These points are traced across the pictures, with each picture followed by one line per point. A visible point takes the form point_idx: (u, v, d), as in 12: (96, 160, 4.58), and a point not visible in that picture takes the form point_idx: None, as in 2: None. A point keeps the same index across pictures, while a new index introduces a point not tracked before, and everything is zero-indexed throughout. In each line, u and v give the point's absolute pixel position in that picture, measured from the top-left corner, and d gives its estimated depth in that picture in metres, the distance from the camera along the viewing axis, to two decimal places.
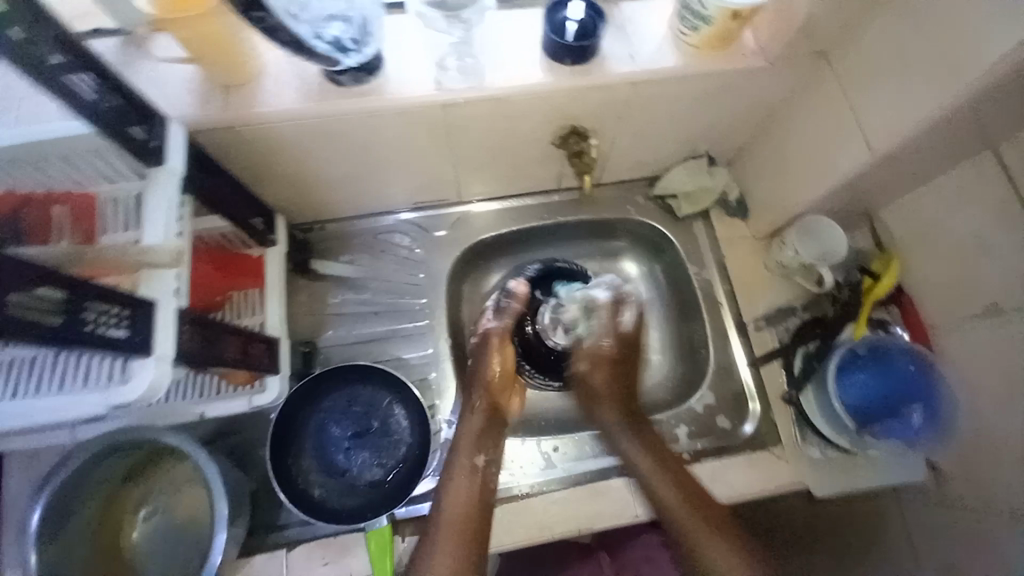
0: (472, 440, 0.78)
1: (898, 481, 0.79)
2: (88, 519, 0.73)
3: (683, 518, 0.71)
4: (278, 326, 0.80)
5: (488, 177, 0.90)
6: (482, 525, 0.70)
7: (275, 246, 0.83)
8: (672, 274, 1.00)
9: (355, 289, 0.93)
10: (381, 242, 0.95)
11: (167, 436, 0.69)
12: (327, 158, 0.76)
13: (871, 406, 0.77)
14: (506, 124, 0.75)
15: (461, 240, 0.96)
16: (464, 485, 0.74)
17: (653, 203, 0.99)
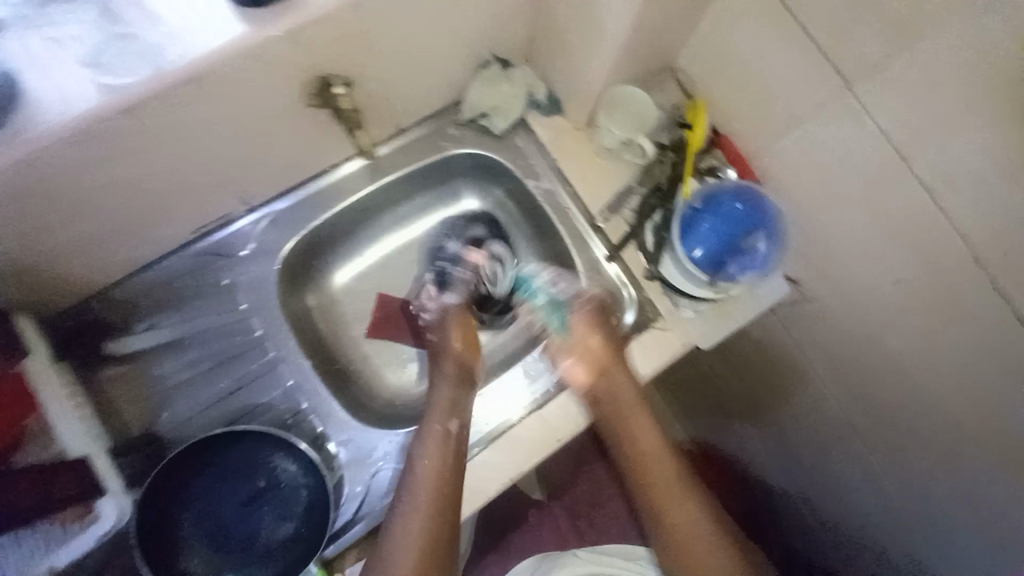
0: (444, 403, 0.78)
1: (768, 304, 0.83)
2: None
3: (665, 488, 0.78)
4: (85, 443, 0.68)
5: (265, 167, 0.76)
6: (450, 513, 0.70)
7: (32, 354, 0.68)
8: (515, 197, 0.94)
9: (176, 353, 0.79)
10: (182, 289, 0.80)
11: None
12: (38, 222, 0.60)
13: (725, 250, 0.79)
14: (238, 97, 0.62)
15: (275, 248, 0.82)
16: (429, 466, 0.72)
17: (467, 129, 0.91)
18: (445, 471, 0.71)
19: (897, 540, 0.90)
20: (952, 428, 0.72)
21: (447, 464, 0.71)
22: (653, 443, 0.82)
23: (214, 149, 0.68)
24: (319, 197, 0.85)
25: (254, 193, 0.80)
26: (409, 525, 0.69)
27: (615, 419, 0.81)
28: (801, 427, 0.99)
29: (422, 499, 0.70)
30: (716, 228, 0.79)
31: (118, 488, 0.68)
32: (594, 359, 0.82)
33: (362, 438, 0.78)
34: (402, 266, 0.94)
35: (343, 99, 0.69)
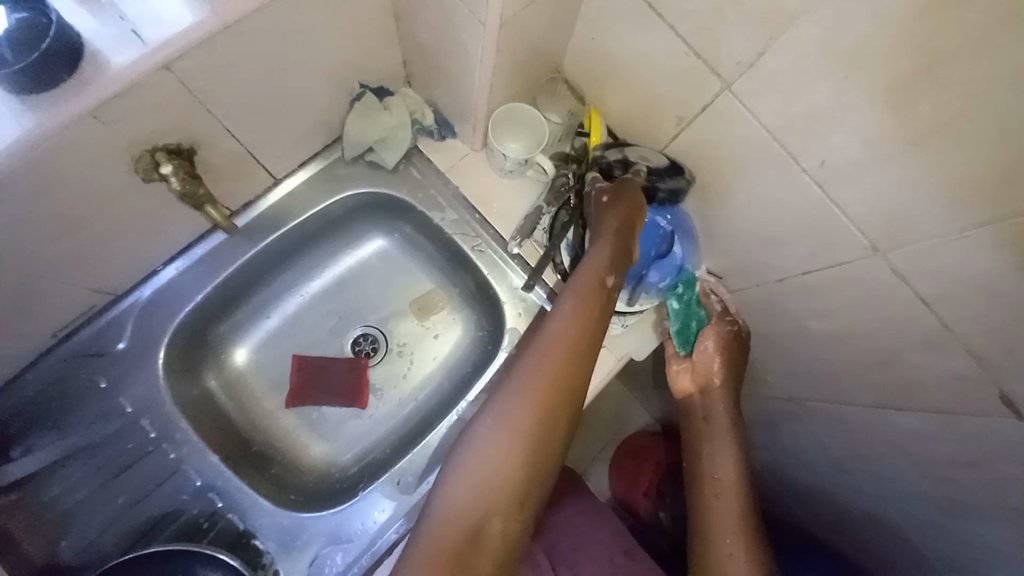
0: (612, 244, 0.70)
1: None
2: None
3: (727, 527, 0.70)
4: None
5: (124, 250, 0.68)
6: (582, 365, 0.67)
7: None
8: (424, 230, 0.87)
9: (62, 473, 0.70)
10: (55, 401, 0.70)
11: None
12: None
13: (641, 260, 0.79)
14: (49, 192, 0.54)
15: (157, 335, 0.73)
16: (586, 300, 0.68)
17: (357, 166, 0.84)
18: (596, 313, 0.68)
19: (857, 504, 0.90)
20: (876, 400, 0.71)
21: (593, 309, 0.68)
22: (733, 481, 0.73)
23: (47, 249, 0.59)
24: (200, 268, 0.76)
25: (117, 280, 0.71)
26: (539, 371, 0.66)
27: (704, 435, 0.76)
28: (755, 410, 0.98)
29: (555, 352, 0.67)
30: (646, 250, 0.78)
31: None
32: (701, 373, 0.78)
33: (291, 526, 0.70)
34: (315, 322, 0.88)
35: (167, 178, 0.61)
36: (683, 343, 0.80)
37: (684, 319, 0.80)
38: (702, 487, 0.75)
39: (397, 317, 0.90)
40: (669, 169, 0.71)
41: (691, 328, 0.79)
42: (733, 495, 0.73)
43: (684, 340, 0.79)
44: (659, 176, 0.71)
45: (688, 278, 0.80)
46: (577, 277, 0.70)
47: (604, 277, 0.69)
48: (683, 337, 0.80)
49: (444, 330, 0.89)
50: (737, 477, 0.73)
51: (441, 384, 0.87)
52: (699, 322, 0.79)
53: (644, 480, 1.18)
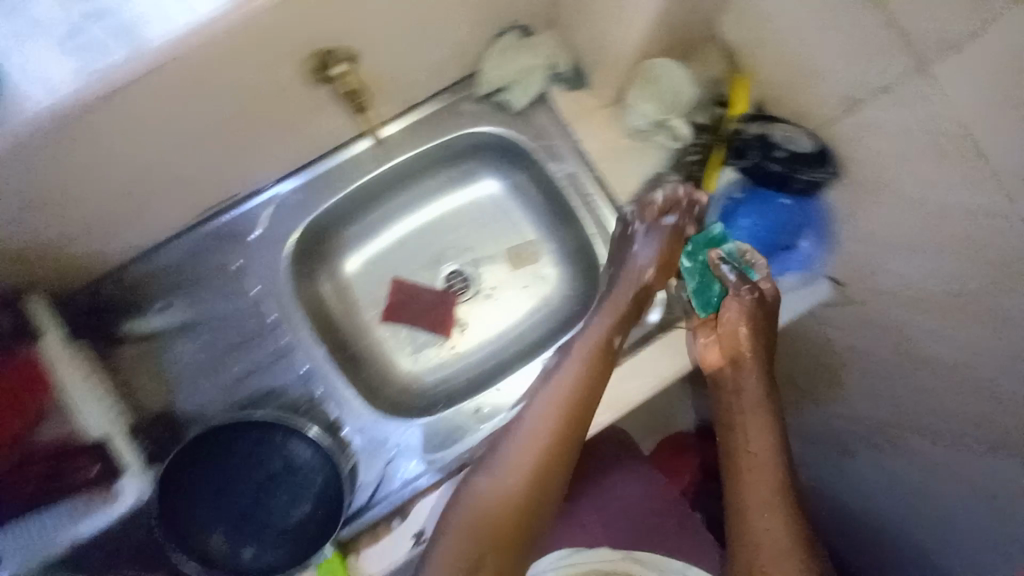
0: (625, 299, 0.75)
1: (805, 305, 0.75)
2: None
3: (756, 506, 0.68)
4: (103, 421, 0.67)
5: (271, 144, 0.74)
6: (584, 411, 0.71)
7: (47, 335, 0.69)
8: (535, 179, 0.88)
9: (191, 335, 0.79)
10: (194, 271, 0.79)
11: None
12: (46, 208, 0.61)
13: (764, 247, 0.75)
14: (228, 72, 0.59)
15: (286, 230, 0.80)
16: (591, 352, 0.73)
17: (484, 105, 0.84)
18: (597, 372, 0.72)
19: (916, 548, 0.85)
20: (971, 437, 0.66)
21: (599, 362, 0.72)
22: (767, 459, 0.70)
23: (214, 128, 0.66)
24: (330, 178, 0.82)
25: (258, 173, 0.77)
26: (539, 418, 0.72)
27: (737, 419, 0.73)
28: (824, 429, 0.93)
29: (552, 403, 0.72)
30: (762, 223, 0.72)
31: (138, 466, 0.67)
32: (728, 345, 0.72)
33: (376, 426, 0.77)
34: (416, 251, 0.91)
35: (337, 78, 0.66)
36: (704, 307, 0.74)
37: (701, 281, 0.74)
38: (730, 459, 0.72)
39: (493, 261, 0.92)
40: (815, 155, 0.66)
41: (711, 291, 0.74)
42: (767, 476, 0.69)
43: (704, 303, 0.74)
44: (802, 165, 0.67)
45: (710, 237, 0.74)
46: (581, 338, 0.75)
47: (612, 335, 0.74)
48: (703, 300, 0.74)
49: (534, 283, 0.91)
50: (772, 455, 0.70)
51: (522, 332, 0.89)
52: (718, 286, 0.73)
53: (683, 478, 1.15)
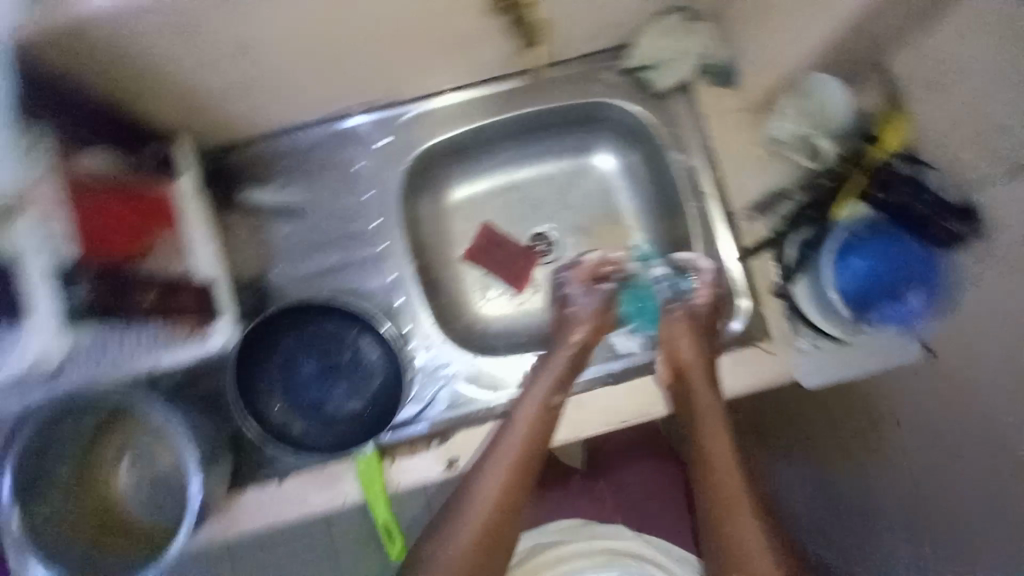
0: (562, 366, 0.76)
1: (887, 365, 0.71)
2: (66, 487, 0.68)
3: (735, 502, 0.68)
4: (213, 267, 0.68)
5: (418, 63, 0.75)
6: (530, 460, 0.70)
7: (182, 178, 0.69)
8: (650, 165, 0.87)
9: (296, 218, 0.83)
10: (316, 161, 0.83)
11: (122, 391, 0.64)
12: (210, 67, 0.64)
13: (868, 292, 0.68)
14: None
15: (408, 148, 0.83)
16: (532, 416, 0.71)
17: (624, 79, 0.83)
18: (542, 427, 0.71)
19: None
20: None
21: (541, 423, 0.71)
22: (735, 468, 0.70)
23: (378, 33, 0.67)
24: (457, 110, 0.84)
25: (396, 87, 0.79)
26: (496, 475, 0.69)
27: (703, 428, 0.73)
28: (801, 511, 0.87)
29: (508, 451, 0.70)
30: (874, 268, 0.68)
31: (232, 315, 0.68)
32: (675, 353, 0.75)
33: (440, 350, 0.80)
34: (513, 203, 0.92)
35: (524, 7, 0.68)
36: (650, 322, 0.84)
37: (638, 304, 0.86)
38: (700, 470, 0.71)
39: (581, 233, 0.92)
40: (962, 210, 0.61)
41: (649, 308, 0.85)
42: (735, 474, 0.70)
43: (650, 319, 0.84)
44: (950, 214, 0.61)
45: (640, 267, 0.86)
46: (519, 409, 0.72)
47: (552, 396, 0.72)
48: (647, 318, 0.85)
49: None
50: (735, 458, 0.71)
51: None
52: (653, 304, 0.85)
53: None
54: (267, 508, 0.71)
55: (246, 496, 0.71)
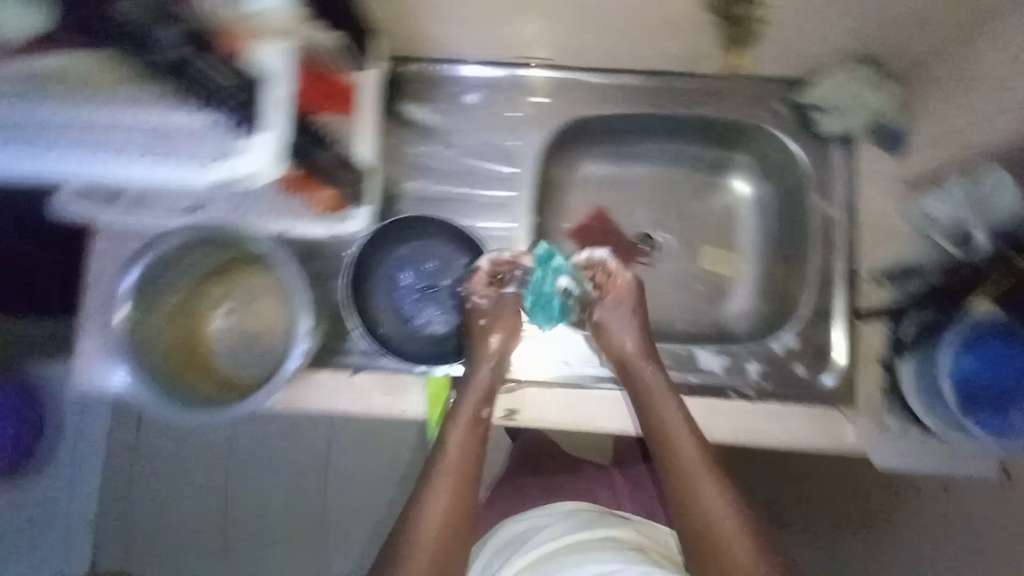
0: (484, 386, 0.73)
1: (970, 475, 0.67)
2: (170, 309, 0.73)
3: (721, 533, 0.63)
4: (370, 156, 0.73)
5: (605, 37, 0.75)
6: (471, 475, 0.69)
7: (370, 75, 0.72)
8: (782, 202, 0.85)
9: (442, 142, 0.86)
10: (476, 97, 0.86)
11: (261, 241, 0.68)
12: None
13: (982, 393, 0.65)
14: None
15: (561, 114, 0.85)
16: (463, 435, 0.70)
17: (790, 112, 0.81)
18: (471, 441, 0.70)
19: None
20: None
21: (472, 437, 0.70)
22: (713, 486, 0.66)
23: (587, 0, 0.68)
24: (618, 91, 0.84)
25: (570, 54, 0.80)
26: (435, 495, 0.67)
27: (680, 449, 0.68)
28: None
29: (445, 471, 0.68)
30: (993, 370, 0.65)
31: (371, 202, 0.75)
32: (615, 341, 0.75)
33: None
34: (632, 195, 0.91)
35: (752, 11, 0.66)
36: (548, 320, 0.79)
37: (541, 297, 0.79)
38: (674, 490, 0.67)
39: (688, 247, 0.90)
40: None
41: (553, 305, 0.79)
42: (714, 489, 0.66)
43: (548, 317, 0.79)
44: None
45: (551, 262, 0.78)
46: (449, 428, 0.70)
47: (479, 410, 0.72)
48: (546, 313, 0.79)
49: (713, 289, 0.89)
50: (714, 473, 0.67)
51: (679, 318, 0.88)
52: (560, 301, 0.79)
53: None
54: (335, 392, 0.74)
55: (318, 376, 0.75)
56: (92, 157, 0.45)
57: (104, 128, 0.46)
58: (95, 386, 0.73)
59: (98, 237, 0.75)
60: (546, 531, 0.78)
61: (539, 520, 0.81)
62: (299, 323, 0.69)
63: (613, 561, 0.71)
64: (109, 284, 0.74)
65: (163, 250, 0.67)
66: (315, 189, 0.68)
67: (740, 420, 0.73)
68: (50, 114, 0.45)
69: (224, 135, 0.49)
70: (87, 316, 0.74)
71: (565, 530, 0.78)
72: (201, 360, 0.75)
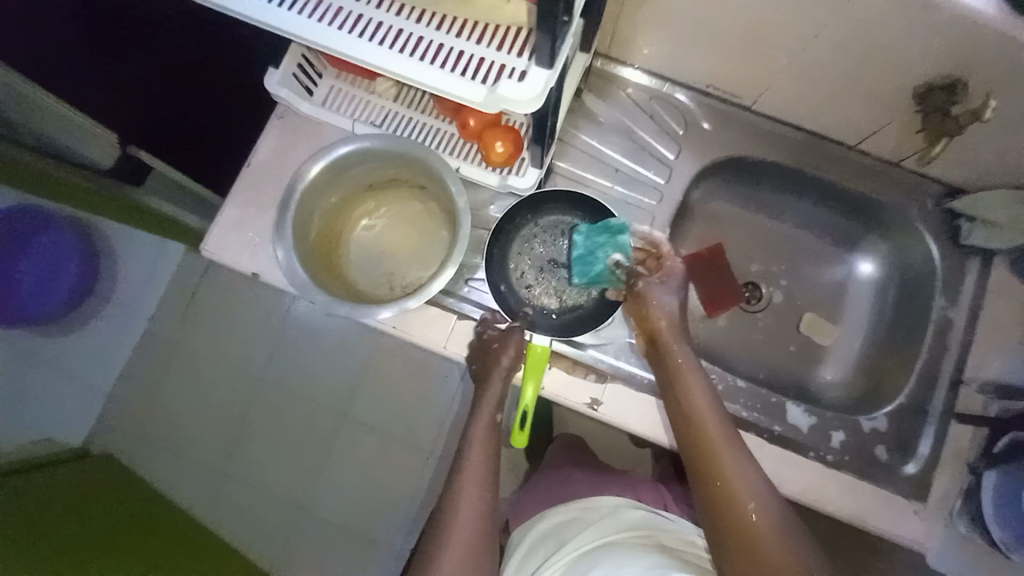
0: (498, 395, 0.77)
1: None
2: (325, 208, 0.77)
3: (754, 525, 0.62)
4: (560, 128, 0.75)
5: (795, 91, 0.79)
6: (491, 477, 0.73)
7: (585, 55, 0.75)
8: (902, 292, 0.88)
9: (603, 138, 0.89)
10: (652, 107, 0.89)
11: (444, 171, 0.72)
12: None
13: None
14: (902, 37, 0.64)
15: (723, 146, 0.88)
16: (481, 441, 0.75)
17: (940, 214, 0.84)
18: (487, 443, 0.75)
19: None
20: None
21: (487, 439, 0.75)
22: (740, 476, 0.66)
23: (799, 55, 0.72)
24: (782, 143, 0.87)
25: (753, 96, 0.84)
26: (461, 492, 0.71)
27: (706, 451, 0.68)
28: None
29: (469, 468, 0.73)
30: None
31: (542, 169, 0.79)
32: (650, 318, 0.79)
33: None
34: (757, 243, 0.95)
35: (952, 107, 0.70)
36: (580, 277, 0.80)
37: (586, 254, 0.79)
38: (702, 478, 0.68)
39: (793, 306, 0.93)
40: None
41: (592, 265, 0.79)
42: (739, 480, 0.66)
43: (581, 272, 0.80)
44: None
45: (608, 225, 0.78)
46: (470, 435, 0.75)
47: (494, 414, 0.77)
48: (583, 269, 0.80)
49: (806, 353, 0.91)
50: (743, 462, 0.67)
51: (770, 367, 0.90)
52: (604, 269, 0.79)
53: None
54: (439, 330, 0.79)
55: (430, 311, 0.79)
56: (399, 53, 0.53)
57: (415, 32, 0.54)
58: (222, 260, 0.75)
59: (279, 118, 0.78)
60: (587, 530, 0.75)
61: (586, 514, 0.78)
62: (445, 267, 0.72)
63: (652, 559, 0.65)
64: (271, 164, 0.77)
65: (356, 148, 0.71)
66: (493, 147, 0.75)
67: (819, 483, 0.74)
68: (377, 9, 0.54)
69: (500, 57, 0.52)
70: (243, 186, 0.76)
71: (613, 529, 0.74)
72: (337, 263, 0.79)
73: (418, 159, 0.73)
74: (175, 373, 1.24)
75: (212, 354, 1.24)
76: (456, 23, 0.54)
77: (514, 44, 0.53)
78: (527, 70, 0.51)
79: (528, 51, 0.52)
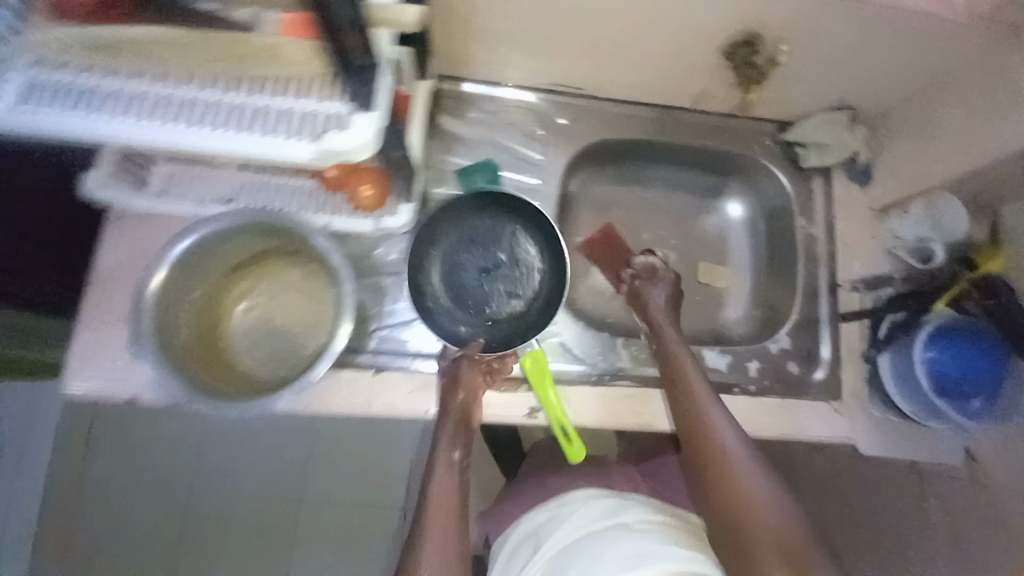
0: (457, 429, 0.71)
1: (930, 455, 0.80)
2: (197, 303, 0.71)
3: (748, 523, 0.64)
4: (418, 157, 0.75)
5: (626, 73, 0.85)
6: (460, 520, 0.67)
7: (426, 85, 0.77)
8: (771, 222, 0.97)
9: (470, 154, 0.90)
10: (507, 114, 0.91)
11: (307, 231, 0.68)
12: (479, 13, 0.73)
13: (951, 381, 0.76)
14: (693, 7, 0.71)
15: (582, 135, 0.92)
16: (444, 482, 0.69)
17: (778, 147, 0.95)
18: (454, 486, 0.69)
19: None
20: None
21: (451, 482, 0.69)
22: (737, 477, 0.67)
23: (616, 42, 0.78)
24: (631, 119, 0.93)
25: (593, 85, 0.90)
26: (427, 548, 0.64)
27: (704, 454, 0.70)
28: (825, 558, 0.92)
29: (432, 516, 0.66)
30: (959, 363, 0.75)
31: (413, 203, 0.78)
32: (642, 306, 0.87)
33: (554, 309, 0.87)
34: (641, 213, 1.00)
35: (754, 57, 0.78)
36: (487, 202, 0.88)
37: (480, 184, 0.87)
38: (704, 478, 0.69)
39: (688, 261, 0.99)
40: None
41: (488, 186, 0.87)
42: (735, 479, 0.67)
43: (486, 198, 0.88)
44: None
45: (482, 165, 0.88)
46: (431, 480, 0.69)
47: (453, 452, 0.71)
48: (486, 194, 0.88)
49: (710, 300, 0.97)
50: (743, 461, 0.68)
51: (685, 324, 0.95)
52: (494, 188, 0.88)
53: None
54: (355, 391, 0.74)
55: (339, 374, 0.74)
56: (219, 130, 0.51)
57: (232, 106, 0.52)
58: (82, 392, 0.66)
59: (112, 223, 0.72)
60: (562, 527, 0.73)
61: (559, 511, 0.76)
62: (339, 324, 0.68)
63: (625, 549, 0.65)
64: (120, 270, 0.71)
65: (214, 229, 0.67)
66: (360, 192, 0.73)
67: (749, 415, 0.79)
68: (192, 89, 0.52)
69: (323, 112, 0.52)
70: (97, 302, 0.69)
71: (582, 524, 0.73)
72: (222, 353, 0.73)
73: (282, 228, 0.70)
74: (89, 522, 1.09)
75: (133, 488, 1.11)
76: (274, 87, 0.53)
77: (328, 92, 0.53)
78: (352, 116, 0.51)
79: (345, 95, 0.53)
